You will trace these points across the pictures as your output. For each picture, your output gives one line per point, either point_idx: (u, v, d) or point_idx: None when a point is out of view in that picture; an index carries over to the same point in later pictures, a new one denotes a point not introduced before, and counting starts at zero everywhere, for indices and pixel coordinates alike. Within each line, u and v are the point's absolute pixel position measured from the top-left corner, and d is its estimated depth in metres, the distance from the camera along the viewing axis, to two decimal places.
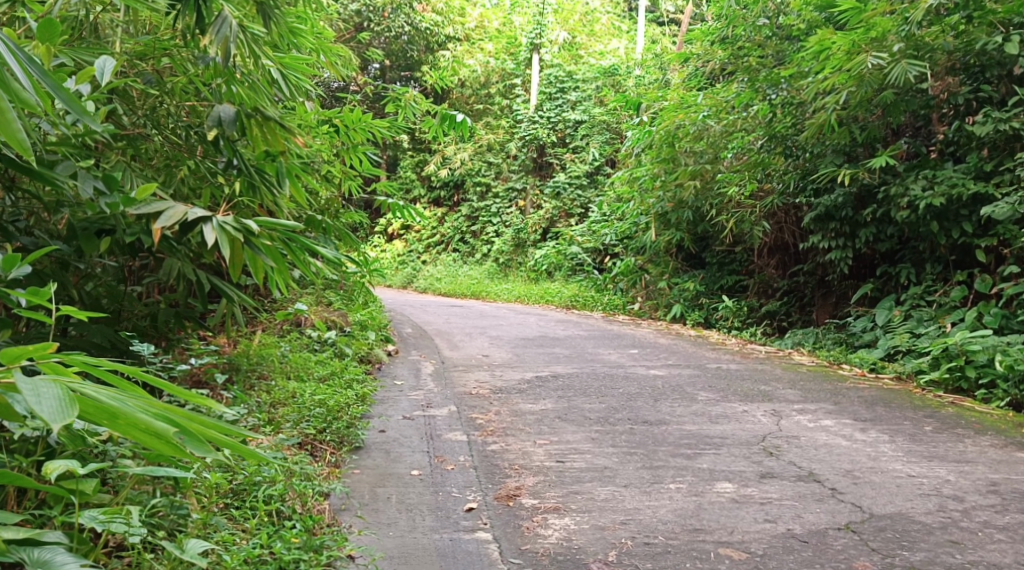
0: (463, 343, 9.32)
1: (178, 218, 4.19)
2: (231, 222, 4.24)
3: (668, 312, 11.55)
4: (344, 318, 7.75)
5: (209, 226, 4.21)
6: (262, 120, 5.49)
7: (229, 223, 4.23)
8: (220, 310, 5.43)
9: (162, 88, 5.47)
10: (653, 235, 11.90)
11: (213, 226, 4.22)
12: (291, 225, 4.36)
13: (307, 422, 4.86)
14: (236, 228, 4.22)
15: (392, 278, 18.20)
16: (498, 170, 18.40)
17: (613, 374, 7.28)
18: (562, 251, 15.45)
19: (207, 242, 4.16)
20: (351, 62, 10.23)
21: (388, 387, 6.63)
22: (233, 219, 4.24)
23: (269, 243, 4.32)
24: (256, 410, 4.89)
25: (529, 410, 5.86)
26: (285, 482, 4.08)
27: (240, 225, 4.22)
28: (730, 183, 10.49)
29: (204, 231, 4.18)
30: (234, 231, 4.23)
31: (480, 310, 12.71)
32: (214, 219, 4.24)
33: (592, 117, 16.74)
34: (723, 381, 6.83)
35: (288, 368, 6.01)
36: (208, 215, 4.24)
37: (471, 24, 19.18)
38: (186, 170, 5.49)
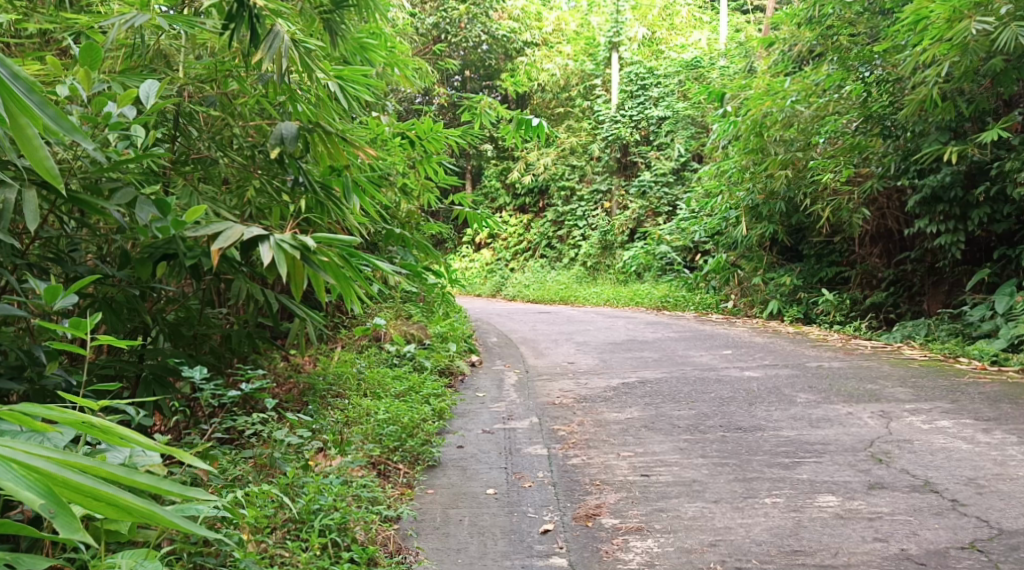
0: (549, 350, 9.04)
1: (236, 238, 3.93)
2: (288, 239, 3.97)
3: (764, 309, 11.07)
4: (424, 330, 7.51)
5: (266, 245, 3.94)
6: (325, 134, 5.08)
7: (286, 241, 3.97)
8: (296, 327, 5.20)
9: (226, 110, 5.13)
10: (744, 230, 11.42)
11: (270, 244, 3.95)
12: (351, 240, 4.08)
13: (381, 440, 4.65)
14: (294, 245, 3.96)
15: (481, 287, 18.06)
16: (582, 173, 18.06)
17: (706, 378, 6.90)
18: (651, 251, 15.06)
19: (264, 261, 3.89)
20: (425, 70, 10.02)
21: (470, 400, 6.38)
22: (289, 235, 3.98)
23: (329, 259, 4.04)
24: (327, 428, 4.70)
25: (615, 419, 5.55)
26: (345, 509, 3.83)
27: (298, 242, 3.95)
28: (825, 170, 9.95)
29: (260, 250, 3.92)
30: (292, 248, 3.96)
31: (568, 315, 12.43)
32: (271, 238, 3.98)
33: (676, 111, 16.22)
34: (825, 381, 6.38)
35: (365, 385, 5.81)
36: (268, 234, 3.99)
37: (549, 28, 18.90)
38: (252, 193, 5.18)
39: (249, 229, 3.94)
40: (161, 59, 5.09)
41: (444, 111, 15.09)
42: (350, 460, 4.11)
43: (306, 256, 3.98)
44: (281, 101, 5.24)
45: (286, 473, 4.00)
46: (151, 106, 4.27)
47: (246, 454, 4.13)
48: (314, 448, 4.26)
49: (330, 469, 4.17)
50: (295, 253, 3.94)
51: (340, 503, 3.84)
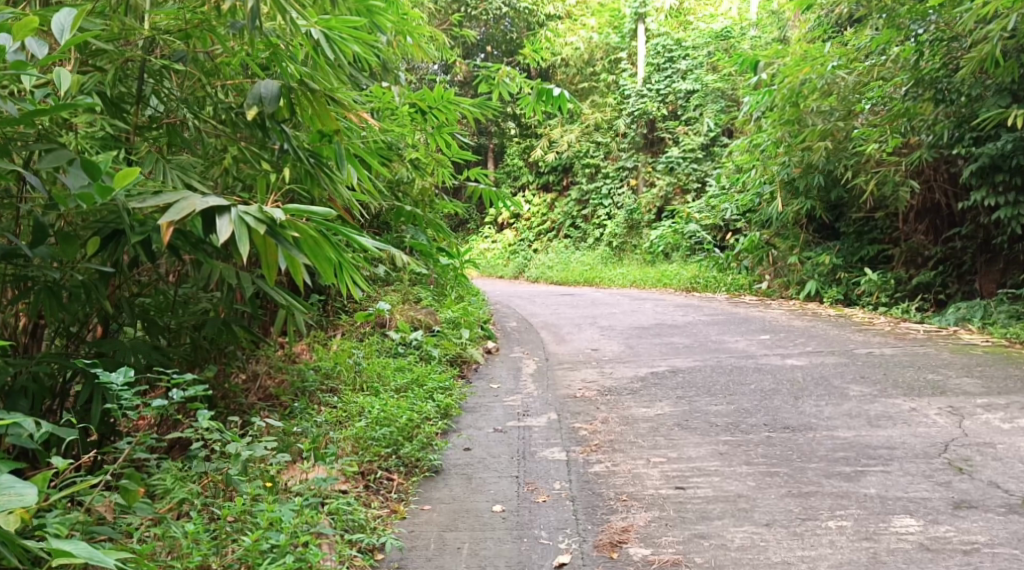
0: (571, 336, 8.41)
1: (188, 212, 3.31)
2: (252, 212, 3.37)
3: (802, 290, 10.35)
4: (433, 315, 6.81)
5: (226, 218, 3.34)
6: (309, 93, 4.41)
7: (250, 214, 3.36)
8: (278, 318, 4.59)
9: (198, 67, 4.47)
10: (780, 206, 10.68)
11: (231, 218, 3.35)
12: (327, 211, 3.46)
13: (373, 442, 4.06)
14: (259, 219, 3.36)
15: (503, 270, 17.43)
16: (607, 150, 17.27)
17: (743, 366, 6.24)
18: (679, 230, 14.34)
19: (223, 237, 3.28)
20: (441, 40, 9.31)
21: (482, 392, 5.76)
22: (252, 206, 3.39)
23: (301, 236, 3.43)
24: (312, 431, 4.14)
25: (642, 416, 4.91)
26: (306, 549, 3.23)
27: (265, 215, 3.36)
28: (868, 140, 9.19)
29: (218, 225, 3.31)
30: (257, 222, 3.36)
31: (592, 298, 11.76)
32: (231, 210, 3.37)
33: (705, 85, 15.34)
34: (879, 370, 5.71)
35: (362, 380, 5.21)
36: (227, 205, 3.38)
37: (572, 0, 18.22)
38: (229, 162, 4.59)
39: (201, 199, 3.34)
40: (126, 9, 4.30)
41: (464, 86, 14.40)
42: (320, 482, 3.53)
43: (275, 231, 3.39)
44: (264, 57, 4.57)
45: (242, 496, 3.41)
46: (66, 41, 3.60)
47: (200, 467, 3.54)
48: (281, 462, 3.66)
49: (299, 488, 3.58)
50: (261, 226, 3.35)
51: (308, 539, 3.25)
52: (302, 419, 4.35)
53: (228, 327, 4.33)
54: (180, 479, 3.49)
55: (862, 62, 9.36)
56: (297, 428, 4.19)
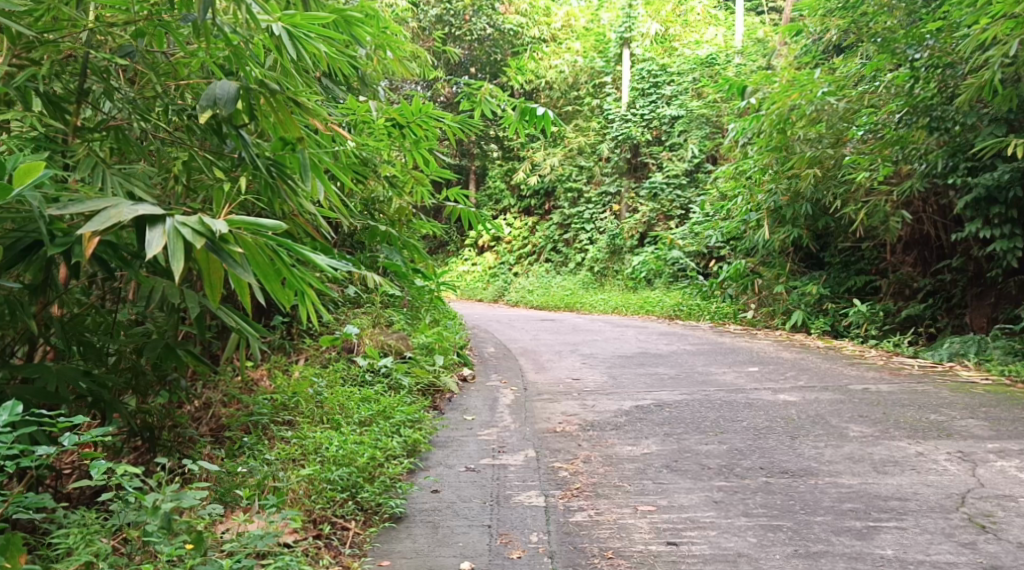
0: (550, 364, 8.02)
1: (114, 221, 3.00)
2: (189, 223, 3.03)
3: (788, 320, 10.00)
4: (405, 340, 6.39)
5: (159, 230, 3.01)
6: (271, 95, 4.00)
7: (186, 225, 3.02)
8: (228, 345, 4.19)
9: (148, 66, 4.08)
10: (767, 233, 10.34)
11: (165, 229, 3.02)
12: (274, 225, 3.10)
13: (324, 489, 3.73)
14: (198, 231, 3.02)
15: (483, 294, 17.04)
16: (590, 174, 16.99)
17: (732, 401, 5.89)
18: (662, 256, 14.01)
19: (153, 250, 2.95)
20: (422, 59, 8.95)
21: (455, 425, 5.36)
22: (190, 217, 3.06)
23: (244, 250, 3.07)
24: (262, 471, 3.84)
25: (627, 455, 4.56)
26: None
27: (204, 228, 3.02)
28: (859, 168, 8.91)
29: (149, 237, 2.98)
30: (195, 235, 3.02)
31: (573, 324, 11.41)
32: (167, 221, 3.04)
33: (689, 110, 15.02)
34: (879, 409, 5.39)
35: (325, 411, 4.82)
36: (161, 215, 3.05)
37: (557, 24, 17.96)
38: (179, 169, 4.19)
39: (132, 207, 3.04)
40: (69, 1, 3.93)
41: (445, 106, 14.04)
42: (256, 541, 3.19)
43: (217, 245, 3.05)
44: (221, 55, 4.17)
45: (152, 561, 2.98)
46: None
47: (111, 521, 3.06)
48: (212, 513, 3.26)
49: (232, 547, 3.21)
50: (199, 239, 3.01)
51: None
52: (252, 458, 4.03)
53: (172, 351, 3.93)
54: (86, 535, 3.16)
55: (852, 89, 9.10)
56: (244, 469, 3.89)
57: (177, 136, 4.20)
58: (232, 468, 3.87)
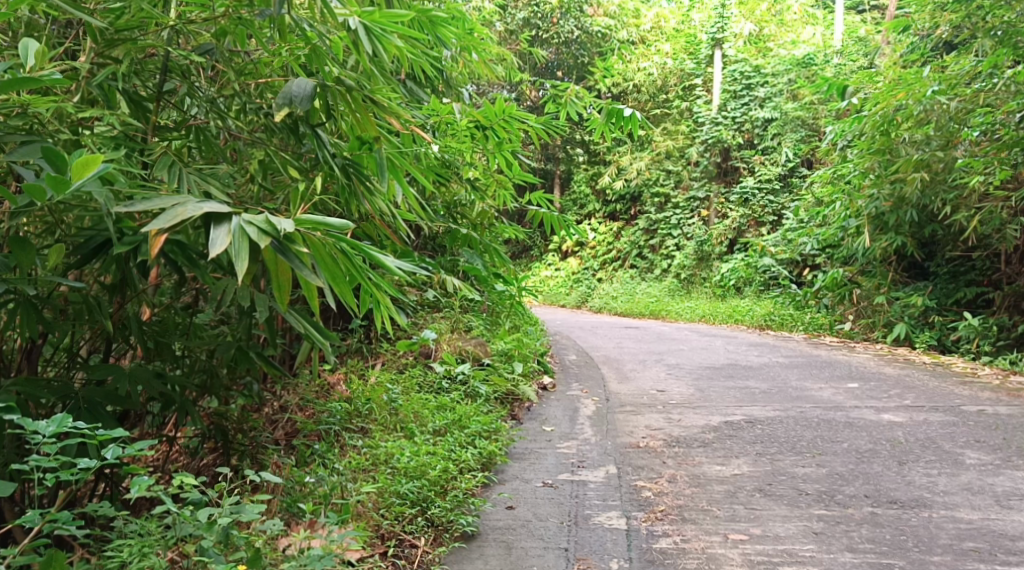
0: (634, 374, 7.71)
1: (178, 219, 2.82)
2: (255, 222, 2.86)
3: (889, 333, 9.49)
4: (484, 347, 6.16)
5: (224, 229, 2.84)
6: (350, 93, 3.80)
7: (251, 224, 2.84)
8: (300, 350, 4.02)
9: (228, 63, 3.82)
10: (866, 241, 9.84)
11: (230, 228, 2.84)
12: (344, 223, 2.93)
13: (394, 502, 3.57)
14: (264, 230, 2.85)
15: (566, 299, 16.77)
16: (678, 178, 16.55)
17: (831, 420, 5.55)
18: (753, 263, 13.56)
19: (217, 250, 2.78)
20: (508, 60, 8.72)
21: (532, 436, 5.12)
22: (256, 216, 2.89)
23: (311, 251, 2.89)
24: (329, 482, 3.66)
25: (716, 476, 4.29)
26: None
27: (270, 226, 2.85)
28: (971, 173, 8.40)
29: (214, 236, 2.81)
30: (262, 234, 2.84)
31: (658, 332, 11.06)
32: (232, 219, 2.86)
33: (784, 112, 14.54)
34: (994, 435, 5.02)
35: (398, 419, 4.64)
36: (226, 213, 2.88)
37: (646, 26, 17.63)
38: (255, 168, 3.96)
39: (196, 205, 2.86)
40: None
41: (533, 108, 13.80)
42: (313, 563, 2.96)
43: (283, 245, 2.88)
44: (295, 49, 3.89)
45: None
46: None
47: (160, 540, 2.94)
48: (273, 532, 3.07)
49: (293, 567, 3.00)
50: (265, 238, 2.83)
51: None
52: (321, 468, 3.85)
53: (245, 354, 3.79)
54: (141, 548, 3.03)
55: (964, 88, 8.57)
56: (310, 479, 3.70)
57: (256, 136, 3.95)
58: (297, 478, 3.68)
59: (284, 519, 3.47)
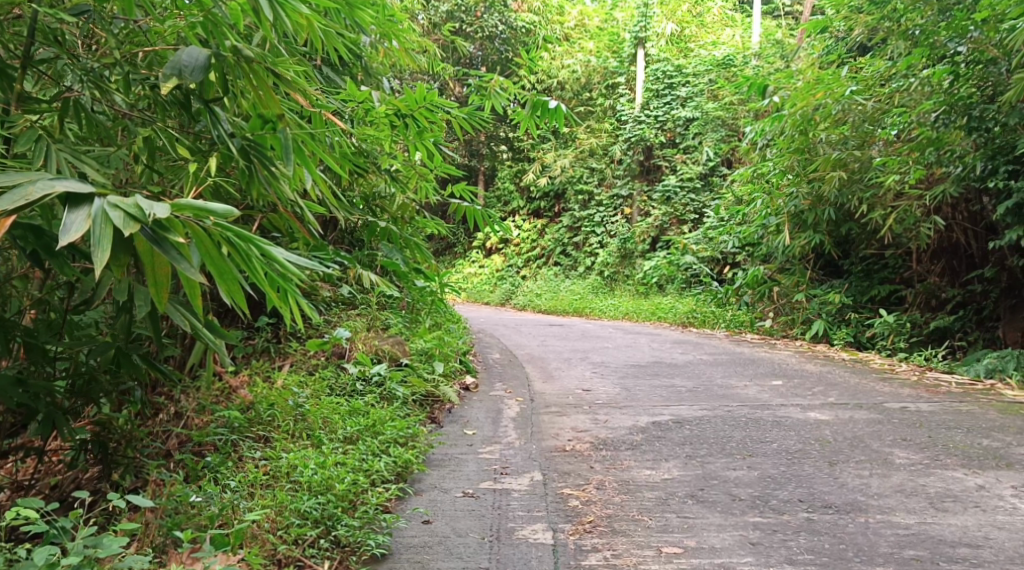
0: (559, 372, 7.49)
1: (26, 200, 2.74)
2: (121, 206, 2.78)
3: (808, 330, 9.43)
4: (402, 346, 5.84)
5: (84, 211, 2.77)
6: (245, 62, 3.48)
7: (115, 210, 2.77)
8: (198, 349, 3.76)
9: (107, 28, 3.55)
10: (786, 239, 9.78)
11: (91, 212, 2.77)
12: (224, 210, 2.89)
13: (292, 525, 3.41)
14: (132, 215, 2.78)
15: (489, 297, 16.52)
16: (602, 176, 16.41)
17: (759, 419, 5.39)
18: (674, 261, 13.46)
19: (70, 235, 2.72)
20: (430, 51, 8.41)
21: (453, 441, 4.84)
22: (125, 199, 2.82)
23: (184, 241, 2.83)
24: (218, 502, 3.51)
25: (644, 480, 4.08)
26: None
27: (139, 212, 2.78)
28: (887, 171, 8.41)
29: (70, 220, 2.75)
30: (128, 220, 2.77)
31: (582, 330, 10.89)
32: (95, 202, 2.79)
33: (705, 113, 14.50)
34: (922, 433, 4.90)
35: (307, 426, 4.36)
36: (85, 193, 2.79)
37: (570, 23, 17.52)
38: (139, 146, 3.68)
39: (51, 184, 2.79)
40: None
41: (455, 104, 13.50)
42: None
43: (156, 234, 2.81)
44: (183, 16, 3.61)
45: None
46: None
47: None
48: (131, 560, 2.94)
49: None
50: (131, 224, 2.76)
51: None
52: (211, 485, 3.70)
53: (126, 357, 3.58)
54: None
55: (882, 88, 8.51)
56: (197, 499, 3.55)
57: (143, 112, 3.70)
58: (182, 496, 3.52)
59: (161, 548, 3.27)
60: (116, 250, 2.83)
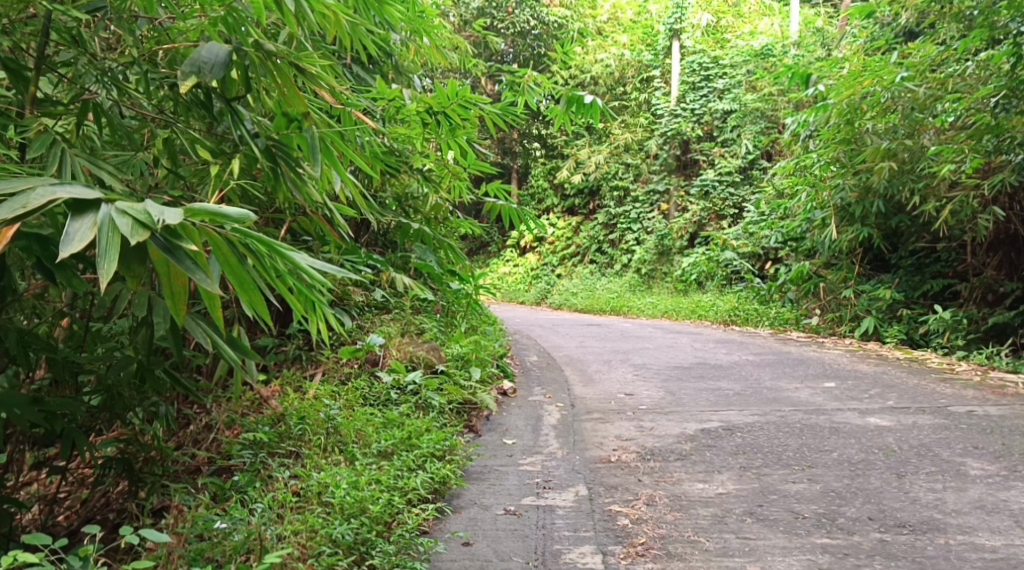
0: (600, 375, 7.22)
1: (29, 208, 2.58)
2: (129, 213, 2.62)
3: (857, 327, 9.06)
4: (438, 352, 5.59)
5: (89, 220, 2.61)
6: (266, 56, 3.24)
7: (123, 218, 2.61)
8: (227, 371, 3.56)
9: (125, 26, 3.32)
10: (833, 234, 9.41)
11: (97, 220, 2.61)
12: (239, 215, 2.73)
13: (326, 553, 3.21)
14: (140, 222, 2.62)
15: (524, 296, 16.28)
16: (637, 172, 16.10)
17: (815, 425, 5.08)
18: (714, 257, 13.13)
19: (75, 245, 2.56)
20: (461, 47, 8.16)
21: (492, 451, 4.59)
22: (134, 205, 2.65)
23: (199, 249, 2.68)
24: (242, 527, 3.31)
25: (698, 495, 3.81)
26: None
27: (147, 219, 2.62)
28: (940, 161, 8.04)
29: (74, 230, 2.59)
30: (137, 227, 2.61)
31: (621, 329, 10.61)
32: (101, 210, 2.63)
33: (743, 104, 14.16)
34: (994, 440, 4.58)
35: (340, 440, 4.13)
36: (92, 200, 2.64)
37: (603, 17, 17.18)
38: (161, 151, 3.46)
39: (53, 190, 2.63)
40: None
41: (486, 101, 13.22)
42: None
43: (168, 242, 2.65)
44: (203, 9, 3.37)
45: None
46: None
47: None
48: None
49: None
50: (139, 232, 2.60)
51: None
52: (238, 509, 3.47)
53: (148, 370, 3.39)
54: None
55: (935, 74, 8.07)
56: (221, 525, 3.35)
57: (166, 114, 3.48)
58: (204, 524, 3.33)
59: None
60: (127, 259, 2.67)
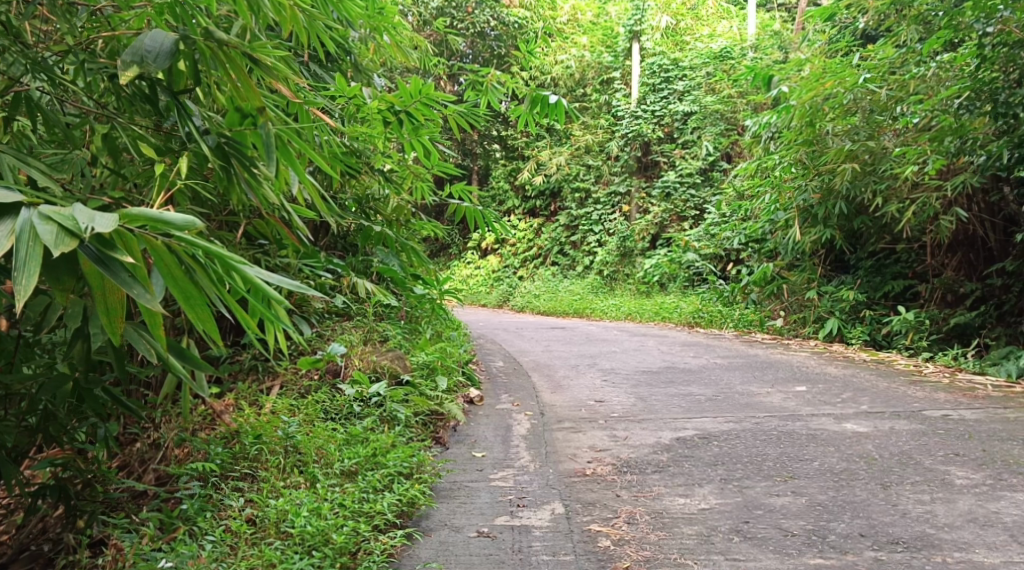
0: (567, 381, 7.04)
1: None
2: (54, 220, 2.42)
3: (822, 328, 8.97)
4: (402, 360, 5.36)
5: (8, 228, 2.42)
6: (216, 45, 3.00)
7: (48, 226, 2.41)
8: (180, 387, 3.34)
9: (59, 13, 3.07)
10: (796, 235, 9.30)
11: (15, 229, 2.42)
12: (180, 220, 2.51)
13: None
14: (67, 230, 2.42)
15: (486, 299, 16.08)
16: (599, 173, 15.95)
17: (792, 432, 4.95)
18: (676, 259, 13.01)
19: None
20: (419, 45, 7.92)
21: (461, 465, 4.39)
22: (60, 211, 2.45)
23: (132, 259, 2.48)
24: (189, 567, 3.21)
25: (679, 512, 3.66)
26: None
27: (75, 227, 2.42)
28: (903, 162, 7.97)
29: None
30: (62, 235, 2.41)
31: (585, 332, 10.44)
32: (22, 216, 2.43)
33: (703, 106, 14.09)
34: (975, 446, 4.49)
35: (300, 460, 3.94)
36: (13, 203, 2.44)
37: (563, 18, 16.98)
38: (99, 147, 3.24)
39: None
40: None
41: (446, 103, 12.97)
42: None
43: (99, 253, 2.46)
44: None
45: None
46: None
47: None
48: None
49: None
50: (65, 241, 2.40)
51: None
52: (184, 542, 3.38)
53: (84, 390, 3.16)
54: None
55: (894, 75, 8.09)
56: (166, 563, 3.25)
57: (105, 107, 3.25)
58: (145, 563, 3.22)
59: None
60: (55, 272, 2.48)
